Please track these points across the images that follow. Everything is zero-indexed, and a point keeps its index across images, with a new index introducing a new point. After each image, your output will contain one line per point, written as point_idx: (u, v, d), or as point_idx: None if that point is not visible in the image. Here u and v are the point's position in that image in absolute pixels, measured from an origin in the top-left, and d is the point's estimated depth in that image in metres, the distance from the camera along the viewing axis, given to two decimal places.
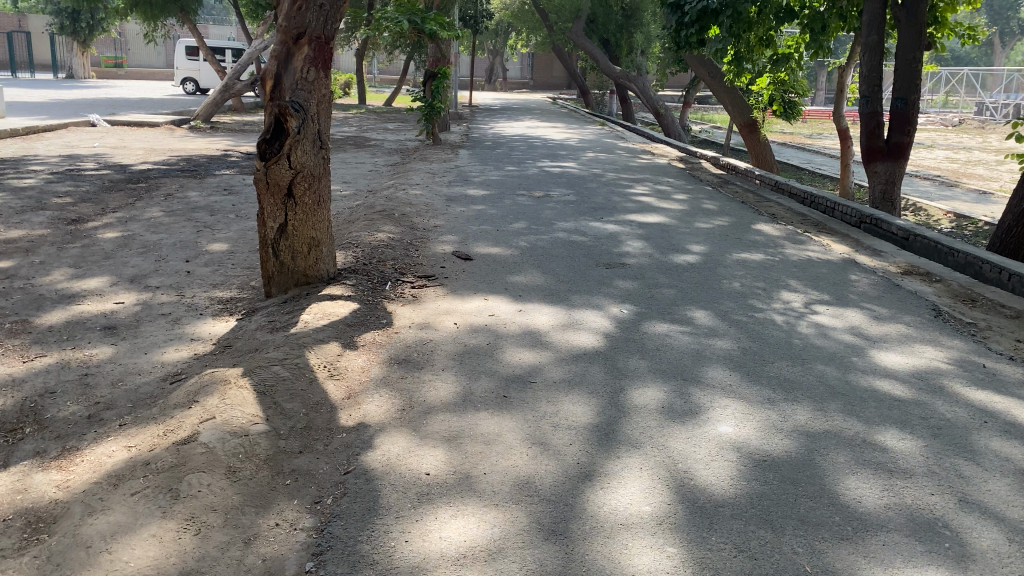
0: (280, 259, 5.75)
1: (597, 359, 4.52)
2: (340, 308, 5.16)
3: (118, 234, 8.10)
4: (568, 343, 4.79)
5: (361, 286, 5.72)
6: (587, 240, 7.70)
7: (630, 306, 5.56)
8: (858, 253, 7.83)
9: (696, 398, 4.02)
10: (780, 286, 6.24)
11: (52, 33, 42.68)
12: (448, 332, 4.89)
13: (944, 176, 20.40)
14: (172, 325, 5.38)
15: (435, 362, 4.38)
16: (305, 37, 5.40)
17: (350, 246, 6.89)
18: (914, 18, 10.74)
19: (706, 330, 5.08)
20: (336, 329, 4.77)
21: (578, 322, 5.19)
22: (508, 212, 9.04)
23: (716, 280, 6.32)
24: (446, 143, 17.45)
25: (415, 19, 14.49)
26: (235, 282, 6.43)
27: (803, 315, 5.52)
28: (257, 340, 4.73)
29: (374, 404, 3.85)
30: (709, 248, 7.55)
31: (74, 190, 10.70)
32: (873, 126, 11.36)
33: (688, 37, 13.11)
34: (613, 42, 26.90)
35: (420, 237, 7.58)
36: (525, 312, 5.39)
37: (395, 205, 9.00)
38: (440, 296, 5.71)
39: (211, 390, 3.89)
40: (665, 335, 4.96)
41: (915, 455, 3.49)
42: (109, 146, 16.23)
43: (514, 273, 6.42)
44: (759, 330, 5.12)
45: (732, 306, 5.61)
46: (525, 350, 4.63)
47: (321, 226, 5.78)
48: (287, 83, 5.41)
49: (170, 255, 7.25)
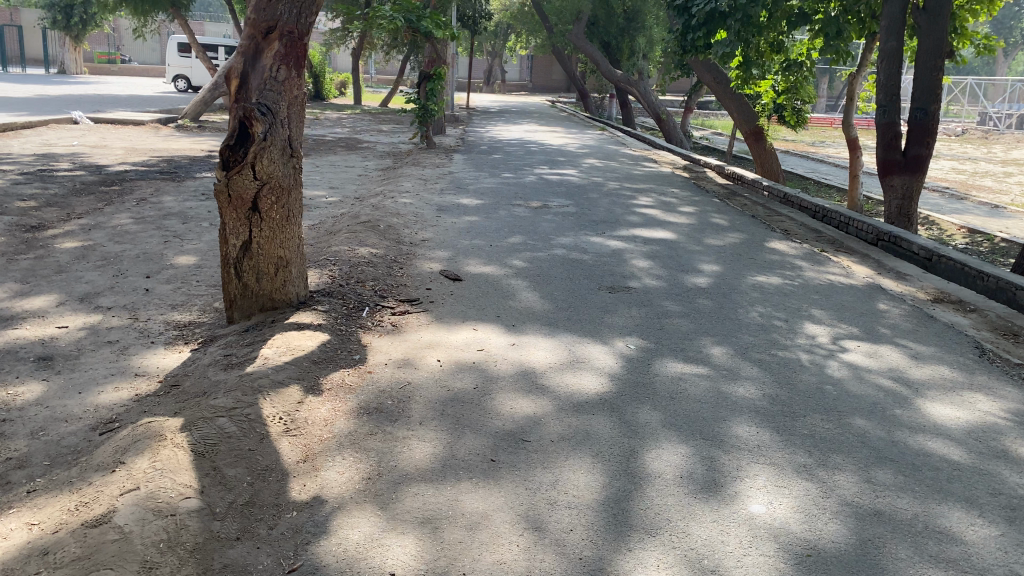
0: (243, 280, 5.10)
1: (603, 410, 3.88)
2: (306, 341, 4.51)
3: (78, 244, 7.45)
4: (568, 387, 4.15)
5: (334, 312, 5.08)
6: (587, 258, 7.05)
7: (638, 340, 4.92)
8: (881, 276, 7.22)
9: (720, 464, 3.39)
10: (803, 317, 5.61)
11: (44, 28, 41.87)
12: (430, 372, 4.25)
13: (953, 188, 19.83)
14: (117, 356, 4.72)
15: (413, 413, 3.74)
16: (276, 32, 4.76)
17: (326, 263, 6.25)
18: (935, 23, 10.06)
19: (726, 371, 4.45)
20: (299, 367, 4.12)
21: (580, 360, 4.55)
22: (503, 224, 8.41)
23: (732, 308, 5.69)
24: (440, 147, 16.81)
25: (410, 18, 13.92)
26: (197, 303, 5.79)
27: (833, 353, 4.89)
28: (207, 380, 4.07)
29: (335, 470, 3.21)
30: (723, 268, 6.91)
31: (41, 193, 10.04)
32: (890, 137, 10.69)
33: (694, 41, 12.48)
34: (614, 46, 26.25)
35: (406, 252, 6.95)
36: (519, 346, 4.75)
37: (382, 214, 8.37)
38: (424, 325, 5.07)
39: (141, 449, 3.24)
40: (680, 377, 4.33)
41: (991, 549, 2.85)
42: (88, 144, 15.57)
43: (508, 297, 5.79)
44: (786, 372, 4.49)
45: (753, 342, 4.97)
46: (520, 396, 3.99)
47: (289, 244, 5.13)
48: (254, 83, 4.80)
49: (130, 270, 6.60)
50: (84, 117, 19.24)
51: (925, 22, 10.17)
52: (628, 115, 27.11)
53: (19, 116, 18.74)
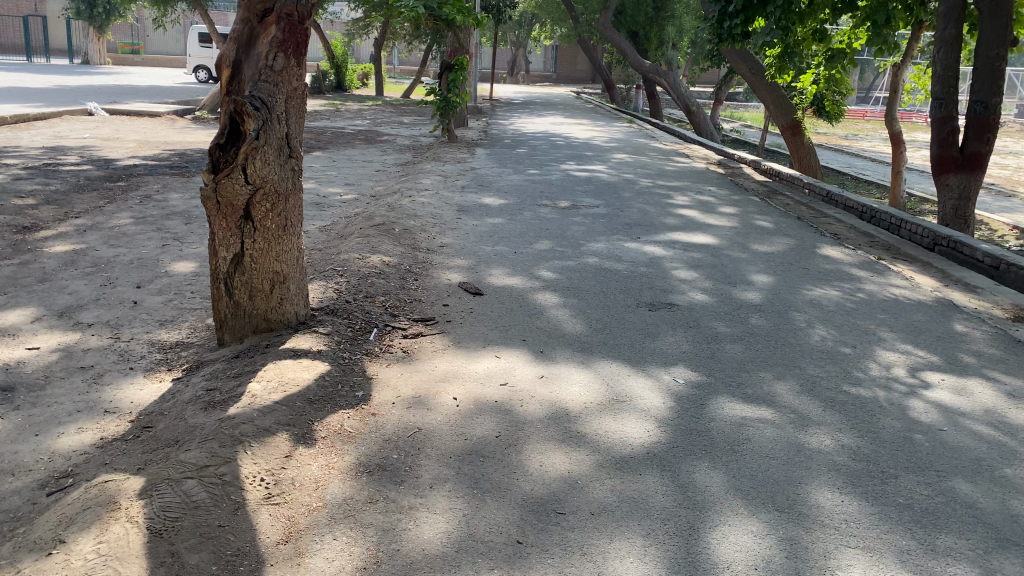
0: (234, 298, 4.48)
1: (652, 468, 3.21)
2: (302, 373, 3.88)
3: (69, 247, 6.88)
4: (609, 435, 3.48)
5: (337, 336, 4.45)
6: (623, 268, 6.38)
7: (688, 372, 4.24)
8: (950, 289, 6.47)
9: (803, 550, 2.71)
10: (873, 341, 4.91)
11: (67, 18, 41.63)
12: (444, 415, 3.60)
13: (999, 185, 18.87)
14: (88, 386, 4.12)
15: (421, 472, 3.09)
16: (272, 14, 4.20)
17: (333, 274, 5.63)
18: (999, 8, 9.20)
19: (796, 416, 3.77)
20: (290, 409, 3.49)
21: (622, 398, 3.88)
22: (529, 228, 7.75)
23: (791, 330, 5.01)
24: (462, 140, 16.13)
25: (432, 5, 13.27)
26: (188, 320, 5.19)
27: (914, 391, 4.17)
28: (182, 424, 3.44)
29: (323, 555, 2.60)
30: (775, 280, 6.21)
31: (41, 189, 9.50)
32: (945, 133, 9.79)
33: (731, 29, 11.64)
34: (642, 35, 25.33)
35: (422, 261, 6.32)
36: (549, 378, 4.09)
37: (398, 215, 7.73)
38: (440, 351, 4.43)
39: (88, 522, 2.64)
40: (741, 424, 3.65)
41: None
42: (101, 137, 15.08)
43: (535, 315, 5.13)
44: (866, 417, 3.80)
45: (820, 376, 4.28)
46: (552, 447, 3.33)
47: (287, 257, 4.51)
48: (248, 73, 4.22)
49: (120, 278, 6.01)
50: (99, 108, 18.79)
51: (987, 7, 9.29)
52: (655, 108, 26.26)
53: (34, 107, 18.38)
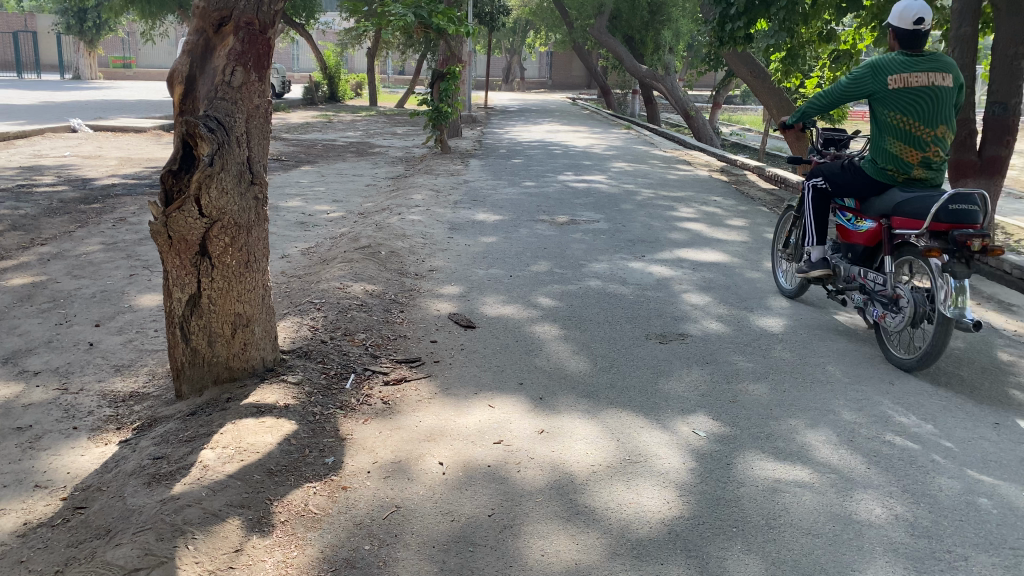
0: (191, 344, 3.96)
1: (677, 555, 2.70)
2: (264, 436, 3.35)
3: (28, 279, 6.38)
4: (622, 510, 2.95)
5: (309, 386, 3.93)
6: (628, 292, 5.87)
7: (708, 423, 3.70)
8: (983, 308, 5.95)
9: None
10: (911, 376, 4.39)
11: (58, 33, 41.24)
12: (428, 487, 3.08)
13: (1008, 186, 18.32)
14: (22, 453, 3.59)
15: (398, 571, 2.58)
16: (230, 23, 3.69)
17: (309, 308, 5.10)
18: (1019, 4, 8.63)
19: (839, 476, 3.24)
20: (246, 485, 2.97)
21: (636, 458, 3.35)
22: (525, 247, 7.24)
23: (818, 364, 4.48)
24: (456, 150, 15.62)
25: (422, 13, 12.80)
26: (147, 365, 4.66)
27: (967, 440, 3.64)
28: (118, 505, 2.91)
29: None
30: (794, 303, 5.69)
31: (10, 213, 9.01)
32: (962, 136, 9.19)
33: (733, 32, 11.09)
34: (638, 40, 24.84)
35: (410, 288, 5.80)
36: (550, 434, 3.55)
37: (386, 236, 7.22)
38: (425, 401, 3.90)
39: None
40: (776, 489, 3.12)
41: None
42: (82, 155, 14.59)
43: (534, 352, 4.60)
44: (917, 476, 3.27)
45: (859, 424, 3.74)
46: (555, 529, 2.81)
47: (251, 297, 3.99)
48: (204, 91, 3.73)
49: (79, 315, 5.50)
50: (83, 125, 18.30)
51: (1005, 2, 8.71)
52: (653, 113, 25.77)
53: (17, 125, 17.91)
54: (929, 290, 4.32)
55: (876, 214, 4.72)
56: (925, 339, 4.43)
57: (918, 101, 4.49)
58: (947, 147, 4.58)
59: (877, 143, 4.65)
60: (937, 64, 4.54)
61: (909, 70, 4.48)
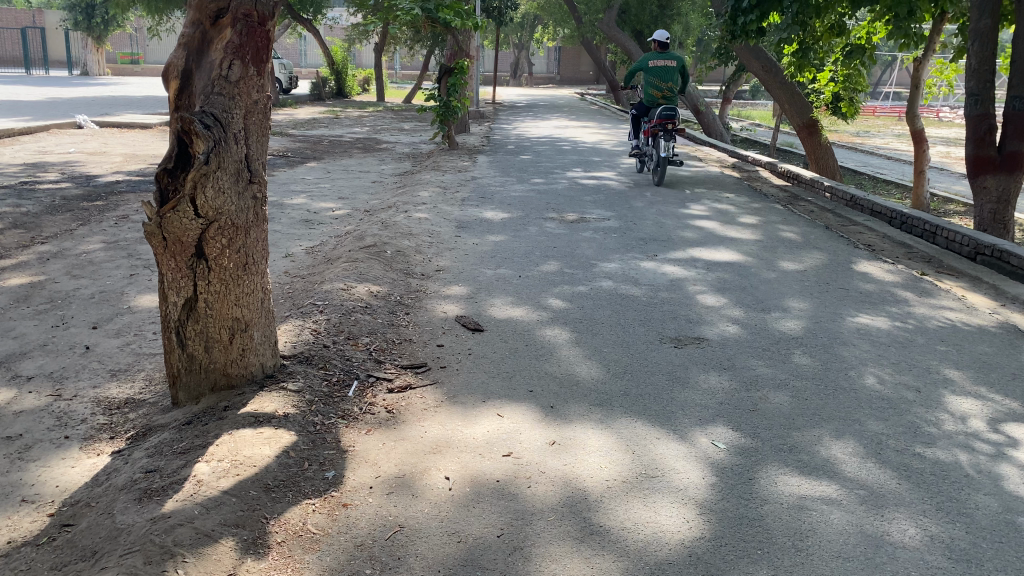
0: (188, 349, 3.81)
1: None
2: (261, 448, 3.19)
3: (26, 279, 6.23)
4: (639, 531, 2.78)
5: (310, 394, 3.77)
6: (642, 293, 5.68)
7: (728, 434, 3.52)
8: (1007, 309, 5.73)
9: None
10: (938, 384, 4.19)
11: (66, 29, 41.15)
12: (433, 505, 2.91)
13: None
14: (10, 464, 3.44)
15: None
16: (227, 14, 3.51)
17: (312, 310, 4.93)
18: None
19: (868, 493, 3.05)
20: (241, 502, 2.81)
21: (653, 472, 3.18)
22: (534, 246, 7.06)
23: (841, 371, 4.29)
24: (464, 146, 15.42)
25: (428, 7, 12.58)
26: (144, 369, 4.51)
27: (1001, 452, 3.44)
28: (106, 521, 2.76)
29: None
30: (813, 305, 5.50)
31: (11, 211, 8.87)
32: (982, 131, 8.95)
33: (744, 26, 10.82)
34: (647, 34, 24.55)
35: (416, 290, 5.62)
36: (561, 446, 3.38)
37: (391, 234, 7.05)
38: (431, 410, 3.73)
39: None
40: (802, 507, 2.94)
41: None
42: (86, 151, 14.44)
43: (544, 357, 4.42)
44: (952, 492, 3.09)
45: (886, 435, 3.56)
46: (569, 552, 2.64)
47: (249, 301, 3.83)
48: (200, 85, 3.55)
49: (76, 317, 5.35)
50: (89, 121, 18.17)
51: None
52: None
53: (23, 121, 17.79)
54: (659, 152, 10.40)
55: (649, 121, 10.74)
56: (659, 173, 10.53)
57: (661, 72, 10.55)
58: (675, 91, 10.69)
59: (644, 88, 10.67)
60: (669, 55, 10.57)
61: (656, 59, 10.51)
